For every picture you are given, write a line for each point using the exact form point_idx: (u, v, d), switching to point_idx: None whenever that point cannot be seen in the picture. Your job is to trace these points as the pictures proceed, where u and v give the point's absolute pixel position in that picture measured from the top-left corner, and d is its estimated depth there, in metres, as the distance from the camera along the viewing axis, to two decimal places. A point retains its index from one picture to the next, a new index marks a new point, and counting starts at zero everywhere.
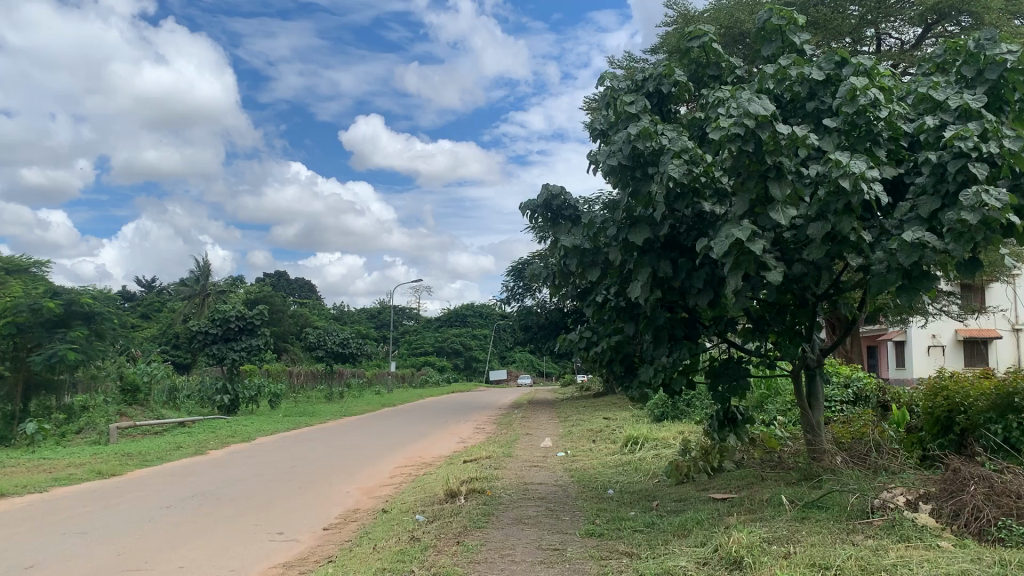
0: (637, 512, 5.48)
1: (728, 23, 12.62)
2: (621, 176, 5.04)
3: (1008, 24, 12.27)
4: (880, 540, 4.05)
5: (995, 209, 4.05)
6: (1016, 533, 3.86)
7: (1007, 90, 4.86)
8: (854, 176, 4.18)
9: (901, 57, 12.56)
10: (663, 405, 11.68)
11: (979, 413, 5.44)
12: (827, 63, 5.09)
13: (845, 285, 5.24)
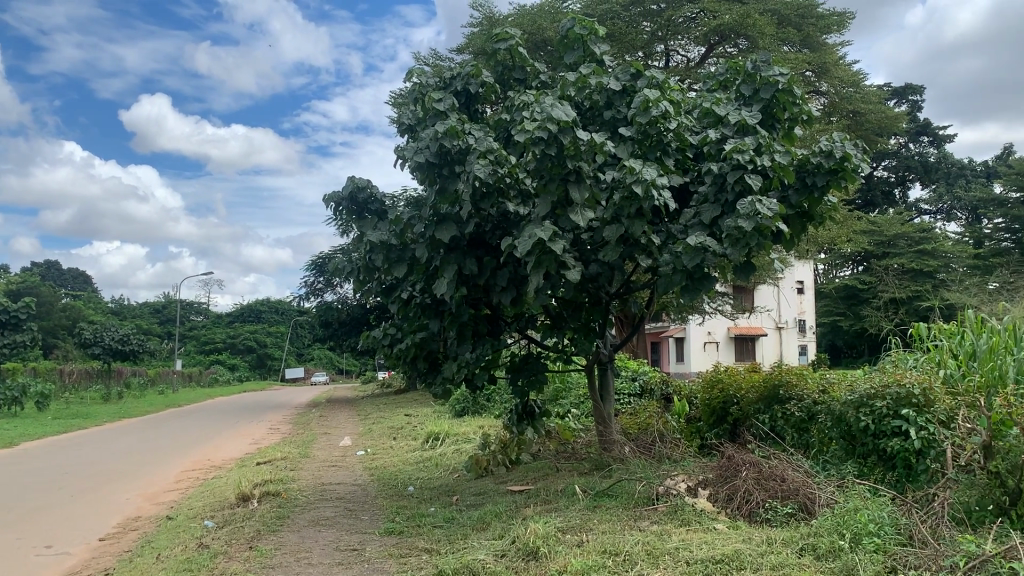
0: (436, 508, 5.50)
1: (530, 29, 13.00)
2: (428, 174, 4.99)
3: (778, 50, 13.47)
4: (664, 525, 4.33)
5: (767, 217, 4.44)
6: (781, 513, 4.26)
7: (778, 110, 5.36)
8: (647, 182, 4.43)
9: (687, 74, 13.43)
10: (463, 400, 11.84)
11: (750, 404, 5.96)
12: (623, 74, 5.34)
13: (636, 285, 5.55)
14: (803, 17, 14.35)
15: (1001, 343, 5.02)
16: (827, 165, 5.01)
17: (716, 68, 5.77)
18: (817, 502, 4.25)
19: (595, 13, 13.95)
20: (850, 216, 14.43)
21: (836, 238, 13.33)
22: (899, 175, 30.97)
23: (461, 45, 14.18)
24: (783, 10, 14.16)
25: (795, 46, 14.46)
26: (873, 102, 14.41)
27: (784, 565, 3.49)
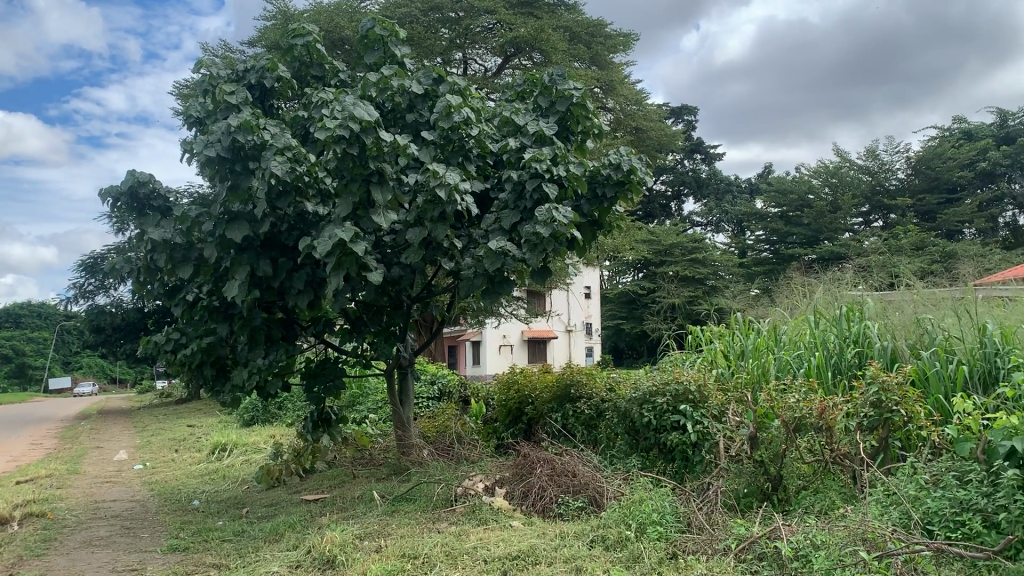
0: (224, 521, 5.24)
1: (328, 26, 12.72)
2: (220, 169, 4.78)
3: (569, 66, 14.08)
4: (462, 525, 4.38)
5: (564, 224, 4.62)
6: (572, 507, 4.43)
7: (573, 122, 5.59)
8: (450, 186, 4.47)
9: (484, 82, 13.70)
10: (252, 409, 11.36)
11: (544, 404, 6.17)
12: (425, 78, 5.36)
13: (436, 289, 5.58)
14: (593, 35, 15.10)
15: (764, 343, 5.53)
16: (616, 177, 5.30)
17: (514, 79, 5.92)
18: (605, 494, 4.47)
19: (394, 16, 13.91)
20: (633, 226, 15.33)
21: (620, 246, 14.09)
22: (675, 189, 33.30)
23: (253, 38, 13.62)
24: (574, 28, 14.82)
25: (586, 63, 15.17)
26: (654, 120, 15.41)
27: (577, 557, 3.64)
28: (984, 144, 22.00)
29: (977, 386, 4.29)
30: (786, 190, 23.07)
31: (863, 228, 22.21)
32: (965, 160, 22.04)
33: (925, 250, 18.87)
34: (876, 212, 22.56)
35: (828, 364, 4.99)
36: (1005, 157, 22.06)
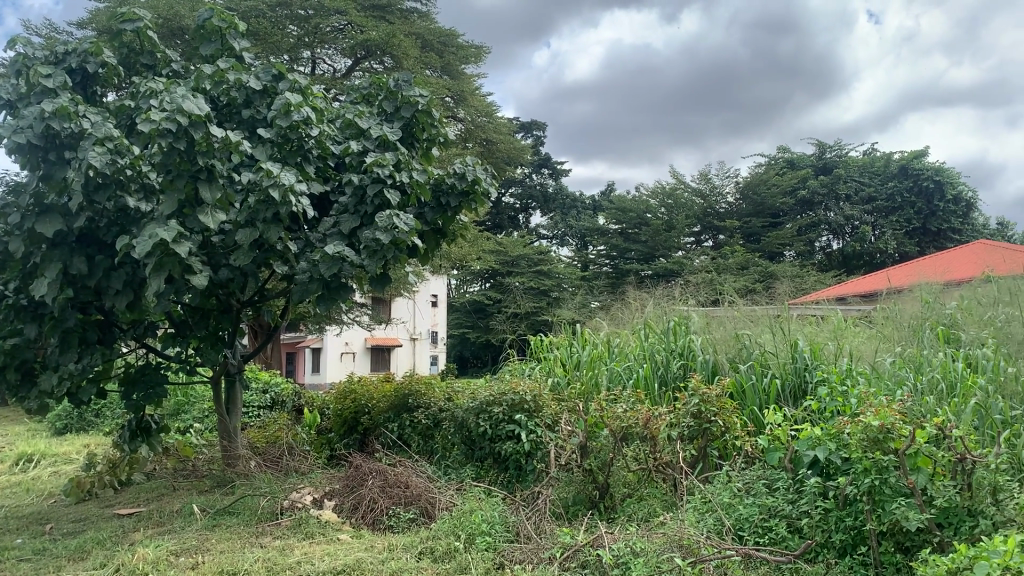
0: (22, 539, 4.80)
1: (166, 14, 12.09)
2: (30, 157, 4.43)
3: (420, 73, 14.04)
4: (286, 539, 4.22)
5: (403, 231, 4.56)
6: (403, 519, 4.37)
7: (418, 129, 5.55)
8: (284, 188, 4.32)
9: (332, 84, 13.44)
10: (66, 417, 10.56)
11: (380, 414, 6.07)
12: (265, 74, 5.17)
13: (270, 293, 5.38)
14: (445, 45, 15.16)
15: (598, 356, 5.67)
16: (460, 186, 5.31)
17: (359, 81, 5.82)
18: (437, 505, 4.42)
19: (240, 9, 13.40)
20: (480, 236, 15.43)
21: (466, 256, 14.14)
22: (523, 202, 33.85)
23: (82, 19, 12.75)
24: (426, 36, 14.81)
25: (437, 71, 15.17)
26: (503, 133, 15.62)
27: (403, 570, 3.58)
28: (805, 173, 23.69)
29: (787, 399, 4.58)
30: (627, 208, 23.82)
31: (696, 247, 23.35)
32: (788, 188, 23.65)
33: (750, 270, 20.07)
34: (708, 232, 23.79)
35: (655, 376, 5.20)
36: (823, 187, 23.85)
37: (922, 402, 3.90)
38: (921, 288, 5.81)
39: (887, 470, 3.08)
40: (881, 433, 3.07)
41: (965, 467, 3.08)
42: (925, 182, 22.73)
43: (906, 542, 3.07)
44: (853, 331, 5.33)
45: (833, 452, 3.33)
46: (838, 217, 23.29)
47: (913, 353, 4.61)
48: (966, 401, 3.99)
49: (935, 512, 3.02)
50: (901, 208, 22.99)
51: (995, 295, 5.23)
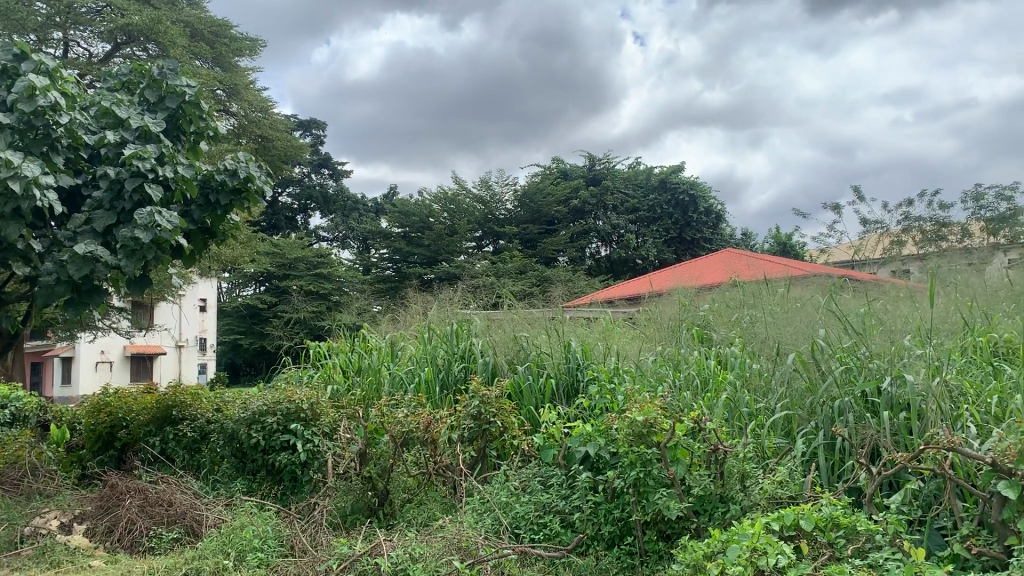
0: None
1: None
2: None
3: (188, 63, 13.24)
4: (27, 571, 3.78)
5: (166, 229, 4.25)
6: (166, 540, 4.06)
7: (184, 122, 5.21)
8: (26, 180, 3.88)
9: (86, 68, 12.34)
10: None
11: (140, 427, 5.63)
12: (4, 53, 4.63)
13: (8, 297, 4.82)
14: (216, 35, 14.45)
15: (377, 361, 5.62)
16: (231, 184, 5.03)
17: (118, 67, 5.37)
18: (204, 523, 4.13)
19: None
20: (253, 237, 14.75)
21: (238, 258, 13.46)
22: (301, 203, 32.81)
23: None
24: (196, 24, 14.00)
25: (208, 62, 14.38)
26: (280, 130, 15.10)
27: None
28: (576, 183, 24.86)
29: (561, 397, 4.76)
30: (409, 213, 23.78)
31: (476, 252, 23.69)
32: (562, 197, 24.71)
33: (525, 275, 20.72)
34: (487, 237, 24.26)
35: (435, 379, 5.21)
36: (593, 197, 25.14)
37: (680, 397, 4.18)
38: (679, 292, 6.25)
39: (650, 462, 3.28)
40: (646, 427, 3.23)
41: (718, 456, 3.29)
42: (682, 195, 24.85)
43: (667, 530, 3.28)
44: (620, 332, 5.64)
45: (603, 447, 3.47)
46: (606, 226, 24.64)
47: (673, 352, 4.94)
48: (718, 395, 4.33)
49: (692, 500, 3.25)
50: (661, 219, 24.94)
51: (740, 298, 5.73)
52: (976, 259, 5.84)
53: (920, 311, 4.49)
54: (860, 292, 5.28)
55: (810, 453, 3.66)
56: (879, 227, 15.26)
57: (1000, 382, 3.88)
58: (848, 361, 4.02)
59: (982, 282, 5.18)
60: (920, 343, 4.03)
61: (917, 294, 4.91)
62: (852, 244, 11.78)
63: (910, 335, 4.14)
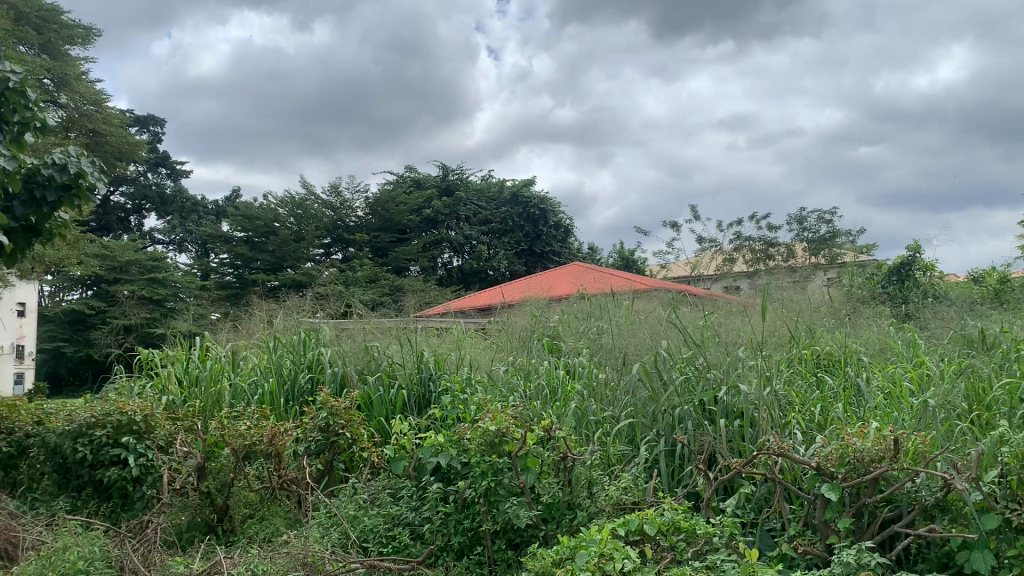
0: None
1: None
2: None
3: (10, 48, 12.26)
4: None
5: None
6: None
7: (6, 110, 4.81)
8: None
9: None
10: None
11: None
12: None
13: None
14: (44, 20, 13.47)
15: (219, 370, 5.38)
16: (59, 179, 4.68)
17: None
18: (20, 545, 3.83)
19: None
20: (80, 237, 13.78)
21: (62, 259, 12.54)
22: (135, 203, 31.01)
23: None
24: (21, 7, 12.99)
25: (33, 48, 13.36)
26: (114, 125, 14.23)
27: None
28: (428, 193, 24.83)
29: (412, 408, 4.74)
30: (253, 216, 23.03)
31: (325, 259, 23.13)
32: (414, 206, 24.59)
33: (375, 284, 20.45)
34: (336, 244, 23.77)
35: (280, 391, 5.03)
36: (445, 207, 25.17)
37: (530, 406, 4.24)
38: (529, 303, 6.35)
39: (501, 471, 3.32)
40: (497, 436, 3.29)
41: (566, 465, 3.37)
42: (532, 209, 25.32)
43: (516, 538, 3.33)
44: (471, 342, 5.66)
45: (454, 457, 3.47)
46: (458, 235, 24.66)
47: (523, 362, 5.00)
48: (566, 405, 4.42)
49: (541, 508, 3.31)
50: (512, 231, 25.28)
51: (588, 310, 5.91)
52: (801, 277, 6.29)
53: (752, 325, 4.76)
54: (698, 306, 5.54)
55: (652, 460, 3.81)
56: (715, 245, 16.13)
57: (822, 392, 4.18)
58: (687, 371, 4.19)
59: (806, 298, 5.57)
60: (752, 354, 4.27)
61: (749, 308, 5.21)
62: (691, 261, 12.38)
63: (743, 347, 4.37)
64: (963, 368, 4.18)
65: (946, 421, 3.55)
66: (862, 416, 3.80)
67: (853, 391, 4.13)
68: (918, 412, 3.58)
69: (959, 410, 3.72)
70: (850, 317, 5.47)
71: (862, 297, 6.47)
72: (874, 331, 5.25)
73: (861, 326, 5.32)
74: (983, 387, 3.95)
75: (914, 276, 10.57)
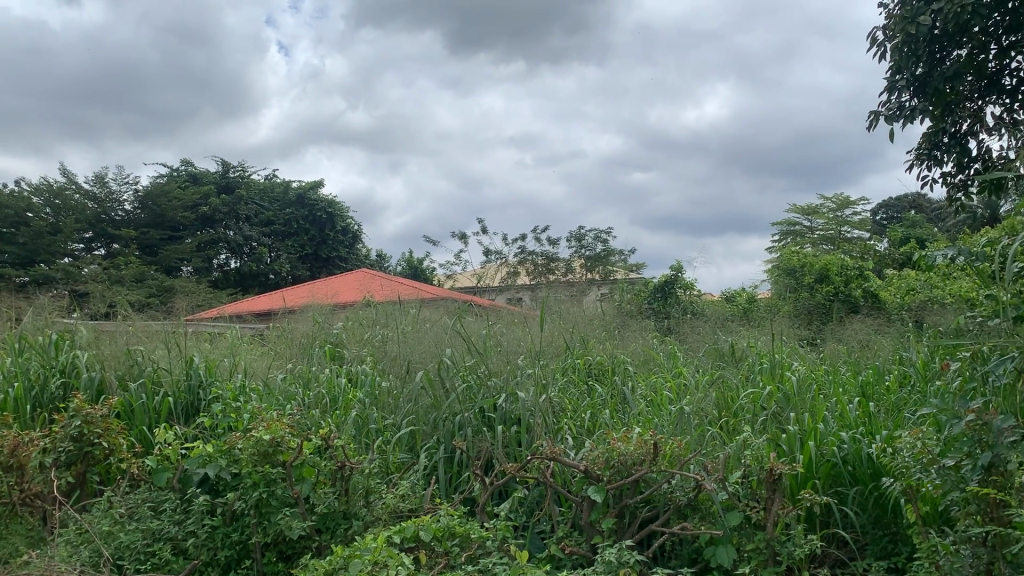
0: None
1: None
2: None
3: None
4: None
5: None
6: None
7: None
8: None
9: None
10: None
11: None
12: None
13: None
14: None
15: None
16: None
17: None
18: None
19: None
20: None
21: None
22: None
23: None
24: None
25: None
26: None
27: None
28: (207, 190, 23.52)
29: (179, 417, 4.47)
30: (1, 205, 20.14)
31: (86, 254, 21.23)
32: (190, 202, 23.23)
33: (143, 283, 19.08)
34: (99, 239, 21.83)
35: (26, 397, 4.53)
36: (224, 205, 23.96)
37: (308, 414, 4.12)
38: (312, 309, 6.18)
39: (274, 482, 3.22)
40: (271, 446, 3.20)
41: (344, 474, 3.33)
42: (319, 212, 25.01)
43: (287, 550, 3.25)
44: (247, 348, 5.42)
45: (224, 468, 3.31)
46: (237, 236, 23.53)
47: (302, 370, 4.86)
48: (346, 413, 4.35)
49: (315, 519, 3.24)
50: (297, 234, 24.80)
51: (372, 318, 5.86)
52: (577, 291, 6.61)
53: (531, 335, 4.93)
54: (481, 316, 5.66)
55: (430, 467, 3.83)
56: (498, 258, 16.56)
57: (593, 399, 4.41)
58: (468, 379, 4.27)
59: (582, 310, 5.85)
60: (530, 363, 4.42)
61: (529, 319, 5.40)
62: (475, 272, 12.60)
63: (523, 356, 4.52)
64: (715, 378, 4.58)
65: (700, 427, 3.87)
66: (627, 422, 4.05)
67: (620, 399, 4.39)
68: (675, 418, 3.87)
69: (710, 416, 4.06)
70: (619, 330, 5.82)
71: (631, 311, 6.90)
72: (640, 343, 5.62)
73: (628, 338, 5.68)
74: (731, 395, 4.35)
75: (675, 294, 11.49)
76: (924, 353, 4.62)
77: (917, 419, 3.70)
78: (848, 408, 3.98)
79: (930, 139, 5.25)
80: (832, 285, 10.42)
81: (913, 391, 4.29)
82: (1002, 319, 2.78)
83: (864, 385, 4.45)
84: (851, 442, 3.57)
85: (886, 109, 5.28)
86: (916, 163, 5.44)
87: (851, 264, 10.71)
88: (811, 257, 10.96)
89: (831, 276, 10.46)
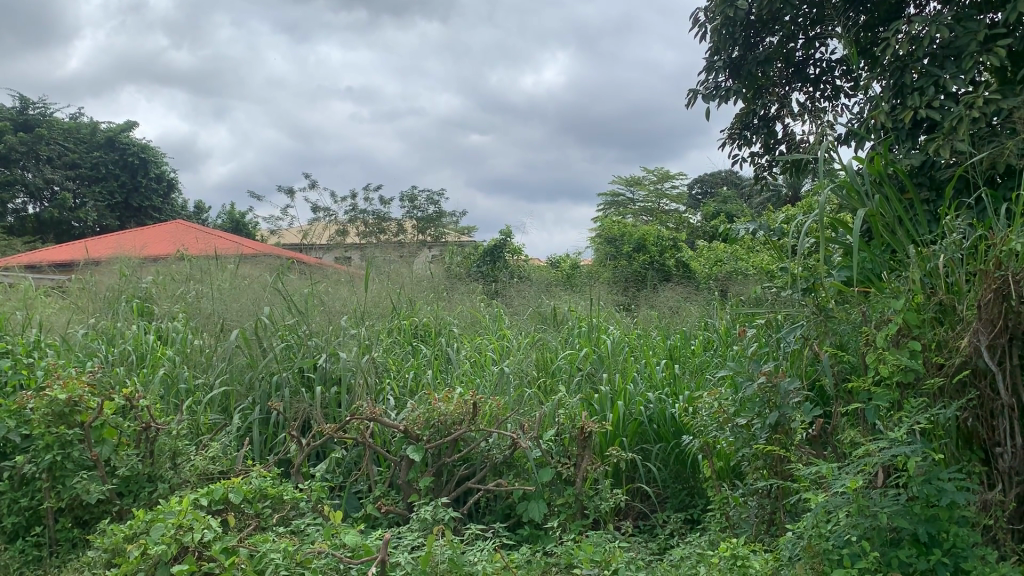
0: None
1: None
2: None
3: None
4: None
5: None
6: None
7: None
8: None
9: None
10: None
11: None
12: None
13: None
14: None
15: None
16: None
17: None
18: None
19: None
20: None
21: None
22: None
23: None
24: None
25: None
26: None
27: None
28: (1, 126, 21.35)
29: None
30: None
31: None
32: None
33: None
34: None
35: None
36: (21, 144, 21.85)
37: (111, 372, 3.88)
38: (118, 260, 5.78)
39: (70, 444, 3.02)
40: (68, 406, 3.00)
41: (148, 435, 3.15)
42: (130, 157, 23.38)
43: (83, 515, 3.06)
44: (44, 301, 5.01)
45: (13, 430, 3.08)
46: (37, 178, 21.59)
47: (106, 325, 4.55)
48: (153, 371, 4.12)
49: (116, 482, 3.07)
50: (106, 180, 23.08)
51: (187, 272, 5.56)
52: (406, 252, 6.56)
53: (356, 296, 4.85)
54: (305, 274, 5.50)
55: (244, 427, 3.71)
56: (326, 215, 16.13)
57: (416, 359, 4.42)
58: (288, 338, 4.15)
59: (411, 272, 5.83)
60: (354, 323, 4.37)
61: (354, 279, 5.33)
62: (300, 228, 12.22)
63: (347, 316, 4.46)
64: (535, 341, 4.71)
65: (520, 388, 3.97)
66: (449, 382, 4.10)
67: (443, 359, 4.43)
68: (496, 379, 3.96)
69: (529, 377, 4.18)
70: (446, 292, 5.85)
71: (458, 273, 6.95)
72: (466, 305, 5.68)
73: (454, 300, 5.73)
74: (550, 356, 4.50)
75: (504, 258, 11.69)
76: (727, 320, 4.95)
77: (716, 380, 3.97)
78: (656, 369, 4.21)
79: (741, 119, 5.56)
80: (649, 254, 10.96)
81: (714, 354, 4.60)
82: (793, 291, 3.00)
83: (672, 349, 4.72)
84: (656, 402, 3.79)
85: (704, 88, 5.55)
86: (729, 142, 5.76)
87: (667, 234, 11.27)
88: (630, 226, 11.44)
89: (647, 246, 10.98)
